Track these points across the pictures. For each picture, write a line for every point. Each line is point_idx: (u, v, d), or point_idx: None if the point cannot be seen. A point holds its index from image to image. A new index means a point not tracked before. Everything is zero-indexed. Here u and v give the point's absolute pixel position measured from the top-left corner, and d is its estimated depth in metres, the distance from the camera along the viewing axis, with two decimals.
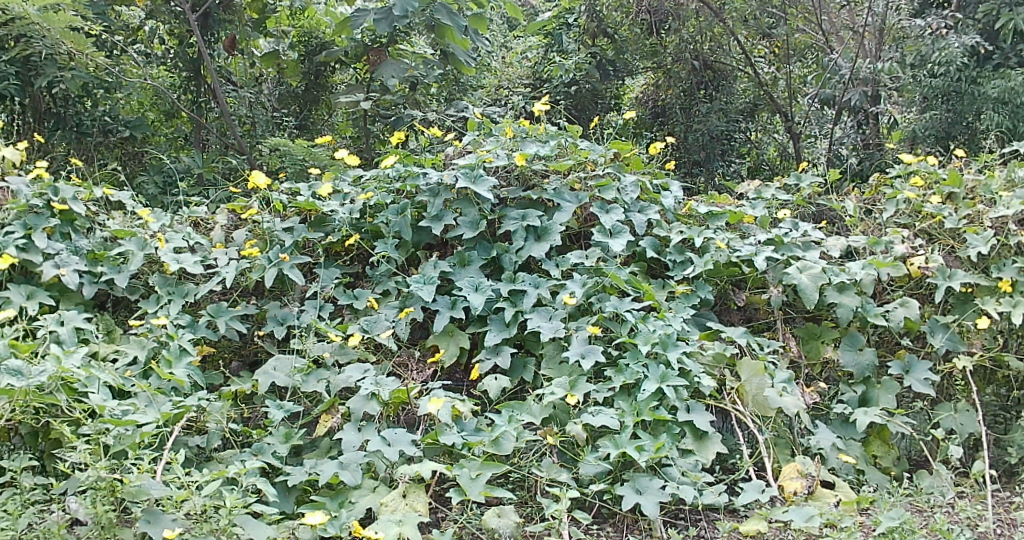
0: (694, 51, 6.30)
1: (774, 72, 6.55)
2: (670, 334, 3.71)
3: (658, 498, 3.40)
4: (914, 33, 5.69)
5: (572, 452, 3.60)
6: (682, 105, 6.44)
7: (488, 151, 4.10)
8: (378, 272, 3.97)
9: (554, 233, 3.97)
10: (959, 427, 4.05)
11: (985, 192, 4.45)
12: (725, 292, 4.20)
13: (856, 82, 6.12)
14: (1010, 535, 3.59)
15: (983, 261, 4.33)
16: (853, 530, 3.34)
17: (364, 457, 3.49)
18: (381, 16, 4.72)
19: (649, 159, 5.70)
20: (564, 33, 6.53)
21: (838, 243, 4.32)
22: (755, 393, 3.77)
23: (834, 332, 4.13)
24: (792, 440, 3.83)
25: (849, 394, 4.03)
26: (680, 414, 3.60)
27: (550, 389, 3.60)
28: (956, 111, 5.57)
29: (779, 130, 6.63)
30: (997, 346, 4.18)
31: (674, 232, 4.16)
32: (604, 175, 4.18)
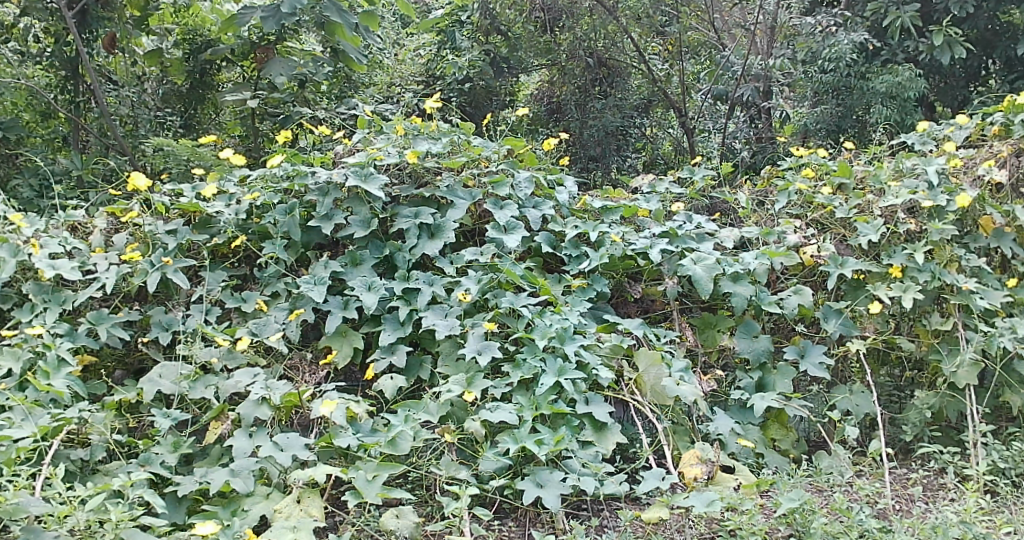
0: (588, 48, 6.40)
1: (668, 69, 6.63)
2: (566, 329, 3.68)
3: (559, 491, 3.38)
4: (805, 30, 6.06)
5: (471, 449, 3.56)
6: (578, 101, 6.51)
7: (378, 148, 4.03)
8: (266, 274, 3.87)
9: (447, 230, 3.91)
10: (854, 408, 4.15)
11: (874, 182, 4.56)
12: (621, 285, 4.22)
13: (748, 79, 6.38)
14: (907, 510, 3.74)
15: (874, 249, 4.44)
16: (755, 513, 3.40)
17: (255, 464, 3.39)
18: (269, 14, 4.64)
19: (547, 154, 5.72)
20: (456, 30, 6.39)
21: (732, 234, 4.32)
22: (653, 383, 3.76)
23: (729, 321, 4.16)
24: (691, 428, 3.82)
25: (746, 380, 4.05)
26: (579, 406, 3.57)
27: (446, 387, 3.54)
28: (845, 105, 5.96)
29: (674, 125, 6.77)
30: (889, 329, 4.32)
31: (569, 227, 4.09)
32: (497, 171, 4.12)
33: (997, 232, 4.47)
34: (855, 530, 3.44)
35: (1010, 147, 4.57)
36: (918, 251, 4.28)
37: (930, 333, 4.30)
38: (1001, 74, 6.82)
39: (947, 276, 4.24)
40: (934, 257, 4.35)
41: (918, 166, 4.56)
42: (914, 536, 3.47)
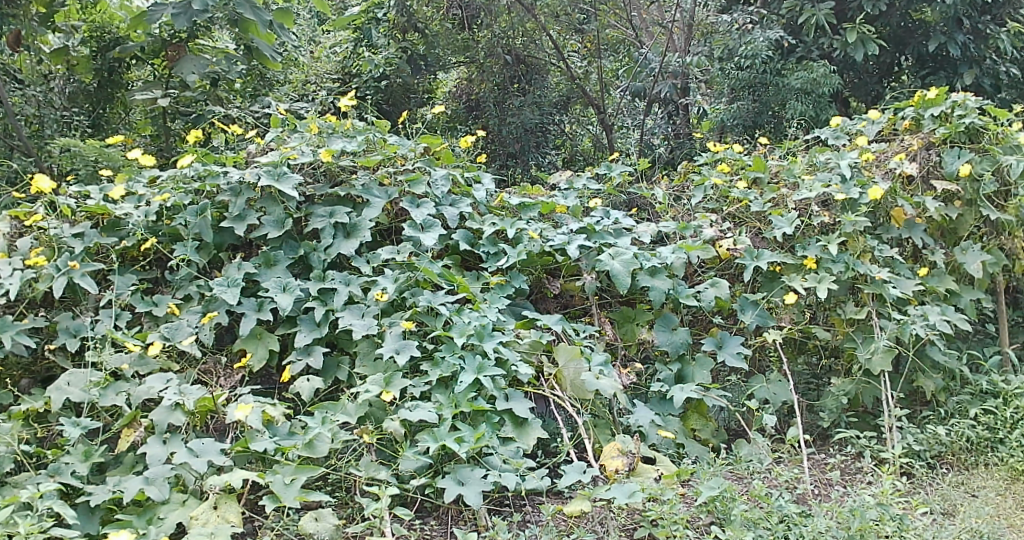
0: (506, 46, 6.41)
1: (587, 66, 6.74)
2: (485, 326, 3.65)
3: (480, 488, 3.36)
4: (722, 28, 6.22)
5: (390, 449, 3.52)
6: (496, 98, 6.49)
7: (292, 147, 3.99)
8: (178, 277, 3.80)
9: (363, 229, 3.89)
10: (772, 396, 4.21)
11: (788, 176, 4.66)
12: (539, 281, 4.17)
13: (666, 75, 6.49)
14: (824, 494, 3.87)
15: (789, 241, 4.52)
16: (675, 503, 3.42)
17: (170, 471, 3.33)
18: (179, 10, 4.55)
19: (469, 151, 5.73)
20: (373, 27, 6.44)
21: (649, 229, 4.35)
22: (573, 377, 3.75)
23: (648, 315, 4.17)
24: (611, 421, 3.84)
25: (665, 373, 4.09)
26: (499, 403, 3.54)
27: (364, 387, 3.52)
28: (762, 101, 6.15)
29: (593, 122, 6.79)
30: (804, 319, 4.39)
31: (487, 224, 4.08)
32: (413, 169, 4.09)
33: (908, 223, 4.61)
34: (774, 516, 3.52)
35: (920, 141, 4.67)
36: (831, 243, 4.36)
37: (845, 322, 4.39)
38: (913, 70, 7.05)
39: (860, 267, 4.33)
40: (848, 248, 4.44)
41: (831, 161, 4.67)
42: (832, 520, 3.54)
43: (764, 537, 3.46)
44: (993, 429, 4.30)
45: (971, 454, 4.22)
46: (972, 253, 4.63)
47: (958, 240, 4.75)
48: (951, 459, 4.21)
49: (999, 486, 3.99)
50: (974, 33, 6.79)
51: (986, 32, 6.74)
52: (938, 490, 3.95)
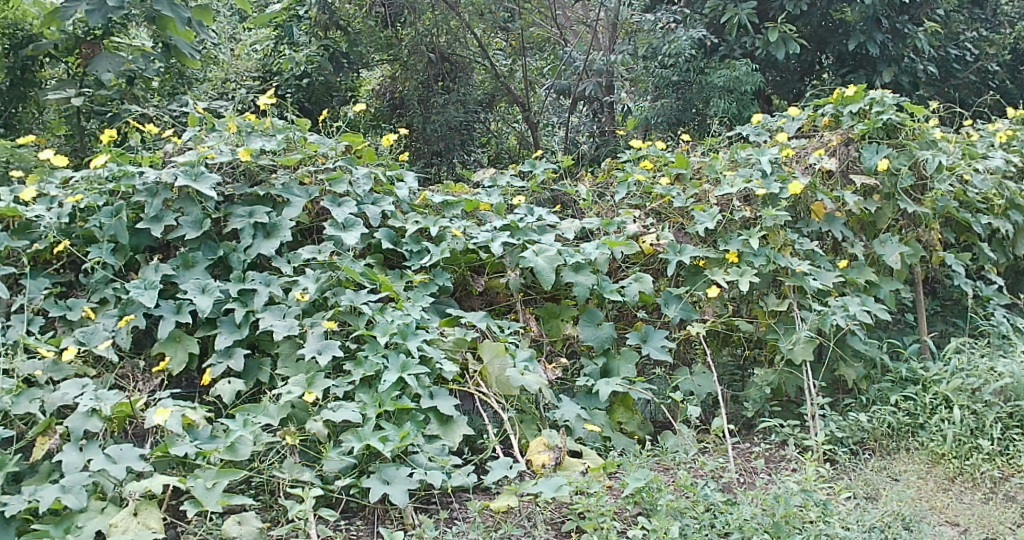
0: (430, 44, 6.47)
1: (510, 64, 6.86)
2: (408, 324, 3.64)
3: (406, 486, 3.34)
4: (646, 27, 6.42)
5: (314, 451, 3.51)
6: (420, 96, 6.54)
7: (209, 146, 3.93)
8: (93, 280, 3.73)
9: (283, 229, 3.85)
10: (697, 388, 4.28)
11: (710, 172, 4.70)
12: (464, 278, 4.17)
13: (591, 74, 6.64)
14: (749, 482, 3.94)
15: (711, 236, 4.57)
16: (601, 495, 3.43)
17: (88, 478, 3.24)
18: (94, 7, 4.44)
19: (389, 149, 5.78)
20: (294, 25, 6.46)
21: (573, 226, 4.36)
22: (498, 374, 3.75)
23: (572, 310, 4.18)
24: (537, 416, 3.82)
25: (591, 367, 4.10)
26: (423, 401, 3.53)
27: (286, 388, 3.48)
28: (685, 99, 6.33)
29: (518, 120, 6.95)
30: (727, 312, 4.45)
31: (410, 223, 4.06)
32: (334, 168, 4.06)
33: (828, 217, 4.69)
34: (700, 505, 3.57)
35: (839, 137, 4.80)
36: (752, 237, 4.41)
37: (767, 314, 4.48)
38: (835, 68, 7.34)
39: (781, 260, 4.39)
40: (769, 242, 4.51)
41: (752, 157, 4.73)
42: (757, 507, 3.58)
43: (690, 526, 3.51)
44: (914, 415, 4.41)
45: (892, 440, 4.32)
46: (890, 245, 4.74)
47: (877, 233, 4.87)
48: (873, 444, 4.32)
49: (920, 470, 4.09)
50: (893, 33, 7.12)
51: (905, 31, 7.06)
52: (861, 475, 4.04)
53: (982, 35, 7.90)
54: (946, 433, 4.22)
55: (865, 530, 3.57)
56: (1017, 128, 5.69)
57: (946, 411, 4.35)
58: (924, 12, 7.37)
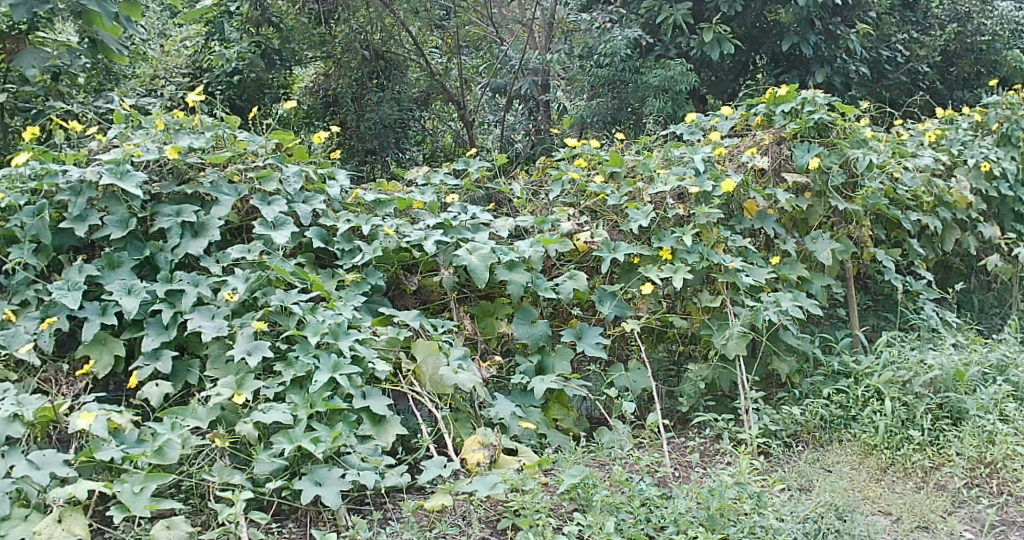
0: (364, 41, 6.57)
1: (446, 62, 6.98)
2: (340, 323, 3.61)
3: (338, 488, 3.32)
4: (582, 27, 6.49)
5: (245, 453, 3.44)
6: (354, 93, 6.66)
7: (135, 144, 3.85)
8: (14, 281, 3.64)
9: (212, 228, 3.79)
10: (631, 384, 4.30)
11: (644, 170, 4.74)
12: (397, 277, 4.14)
13: (526, 72, 6.76)
14: (684, 476, 3.98)
15: (645, 233, 4.59)
16: (536, 492, 3.45)
17: (10, 485, 3.16)
18: (17, 2, 4.35)
19: (316, 148, 5.79)
20: (225, 21, 6.40)
21: (507, 224, 4.35)
22: (432, 373, 3.73)
23: (507, 308, 4.17)
24: (472, 414, 3.82)
25: (525, 365, 4.11)
26: (355, 401, 3.51)
27: (214, 390, 3.42)
28: (621, 98, 6.42)
29: (453, 118, 7.09)
30: (661, 308, 4.46)
31: (341, 221, 4.05)
32: (264, 166, 4.01)
33: (761, 214, 4.76)
34: (635, 499, 3.61)
35: (771, 136, 4.86)
36: (686, 234, 4.44)
37: (700, 310, 4.49)
38: (768, 69, 7.60)
39: (714, 257, 4.43)
40: (702, 239, 4.54)
41: (685, 155, 4.77)
42: (692, 501, 3.62)
43: (626, 521, 3.51)
44: (846, 407, 4.48)
45: (826, 432, 4.39)
46: (822, 241, 4.82)
47: (809, 230, 4.94)
48: (806, 436, 4.39)
49: (853, 461, 4.17)
50: (827, 34, 7.35)
51: (838, 33, 7.30)
52: (795, 467, 4.11)
53: (913, 37, 8.12)
54: (878, 424, 4.30)
55: (799, 522, 3.60)
56: (944, 128, 5.84)
57: (878, 403, 4.43)
58: (857, 15, 7.59)
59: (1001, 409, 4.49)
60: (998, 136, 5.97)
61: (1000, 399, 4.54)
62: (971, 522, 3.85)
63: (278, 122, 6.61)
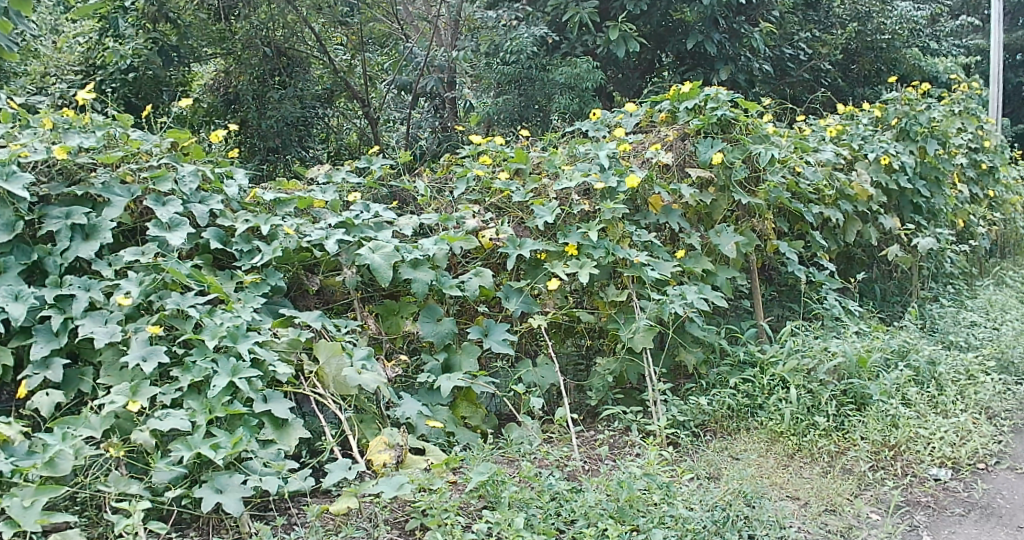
0: (266, 38, 6.54)
1: (350, 59, 6.91)
2: (239, 326, 3.53)
3: (240, 494, 3.25)
4: (489, 25, 6.85)
5: (142, 462, 3.35)
6: (254, 92, 6.61)
7: (22, 144, 3.71)
8: None
9: (104, 230, 3.70)
10: (539, 380, 4.31)
11: (549, 167, 4.75)
12: (297, 277, 4.06)
13: (432, 69, 6.66)
14: (593, 469, 3.99)
15: (551, 229, 4.58)
16: (444, 491, 3.42)
17: None
18: None
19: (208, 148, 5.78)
20: (120, 17, 6.38)
21: (411, 222, 4.29)
22: (335, 374, 3.68)
23: (411, 307, 4.13)
24: (377, 415, 3.77)
25: (431, 363, 4.08)
26: (256, 405, 3.44)
27: (109, 398, 3.32)
28: (527, 95, 6.80)
29: (358, 115, 7.01)
30: (568, 303, 4.48)
31: (240, 221, 3.95)
32: (158, 166, 3.90)
33: (665, 209, 4.82)
34: (544, 494, 3.61)
35: (675, 132, 4.90)
36: (591, 229, 4.45)
37: (607, 304, 4.53)
38: (673, 66, 7.79)
39: (619, 251, 4.45)
40: (608, 234, 4.57)
41: (590, 151, 4.79)
42: (602, 493, 3.63)
43: (536, 516, 3.51)
44: (753, 396, 4.56)
45: (732, 420, 4.46)
46: (726, 235, 4.88)
47: (713, 224, 5.00)
48: (714, 426, 4.44)
49: (760, 449, 4.23)
50: (731, 32, 7.56)
51: (742, 31, 7.53)
52: (703, 456, 4.15)
53: (815, 36, 8.70)
54: (784, 411, 4.38)
55: (708, 509, 3.64)
56: (846, 124, 6.01)
57: (783, 391, 4.52)
58: (760, 13, 7.90)
59: (903, 393, 4.63)
60: (897, 131, 6.18)
61: (902, 383, 4.68)
62: (877, 503, 3.95)
63: (175, 120, 6.66)
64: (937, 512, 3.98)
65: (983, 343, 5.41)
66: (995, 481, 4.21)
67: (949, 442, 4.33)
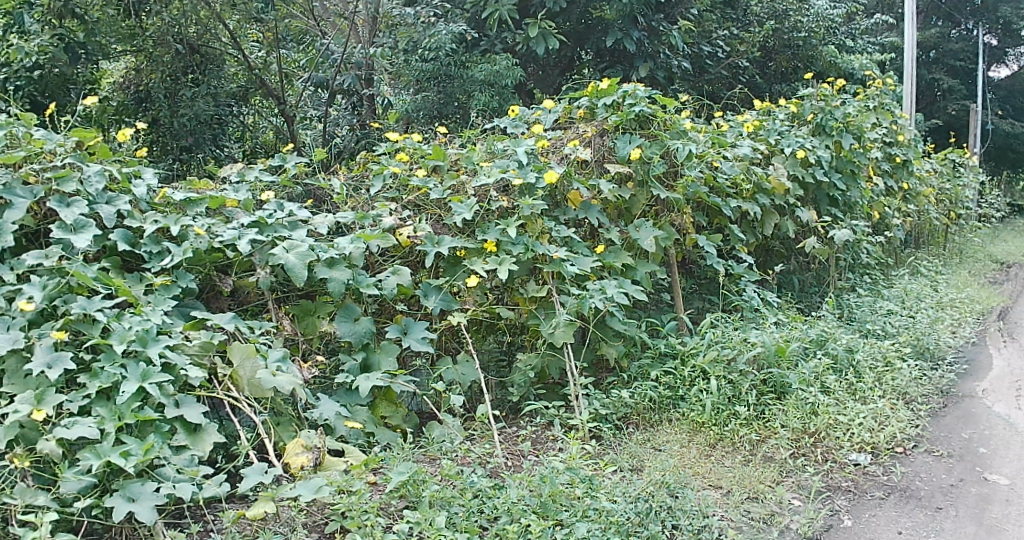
0: (177, 34, 6.39)
1: (265, 56, 6.83)
2: (148, 330, 3.45)
3: (153, 503, 3.17)
4: (406, 21, 6.72)
5: (49, 472, 3.24)
6: (167, 90, 6.52)
7: None
8: None
9: (4, 233, 3.58)
10: (460, 378, 4.29)
11: (467, 163, 4.72)
12: (210, 279, 3.99)
13: (349, 66, 6.60)
14: (517, 465, 3.98)
15: (469, 226, 4.57)
16: (363, 492, 3.40)
17: None
18: None
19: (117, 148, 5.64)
20: (25, 13, 6.16)
21: (326, 220, 4.21)
22: (250, 376, 3.62)
23: (329, 306, 4.08)
24: (294, 418, 3.72)
25: (349, 363, 4.02)
26: (168, 410, 3.36)
27: (12, 407, 3.21)
28: (447, 91, 7.07)
29: (273, 113, 6.96)
30: (488, 300, 4.47)
31: (149, 222, 3.85)
32: (63, 166, 3.79)
33: (585, 205, 4.81)
34: (467, 492, 3.60)
35: (594, 128, 4.93)
36: (510, 226, 4.44)
37: (527, 300, 4.53)
38: (593, 63, 7.86)
39: (539, 247, 4.45)
40: (527, 231, 4.56)
41: (508, 148, 4.79)
42: (524, 489, 3.63)
43: (458, 514, 3.49)
44: (674, 387, 4.60)
45: (654, 413, 4.49)
46: (645, 230, 4.90)
47: (633, 219, 5.04)
48: (636, 418, 4.47)
49: (682, 439, 4.27)
50: (650, 30, 7.74)
51: (660, 29, 7.70)
52: (626, 448, 4.18)
53: (733, 33, 8.89)
54: (705, 402, 4.43)
55: (631, 501, 3.67)
56: (763, 119, 6.11)
57: (704, 383, 4.58)
58: (679, 12, 8.05)
59: (822, 381, 4.74)
60: (813, 126, 6.30)
61: (820, 372, 4.78)
62: (799, 490, 4.02)
63: (82, 118, 6.50)
64: (858, 496, 4.05)
65: (898, 331, 5.56)
66: (913, 465, 4.29)
67: (867, 428, 4.44)
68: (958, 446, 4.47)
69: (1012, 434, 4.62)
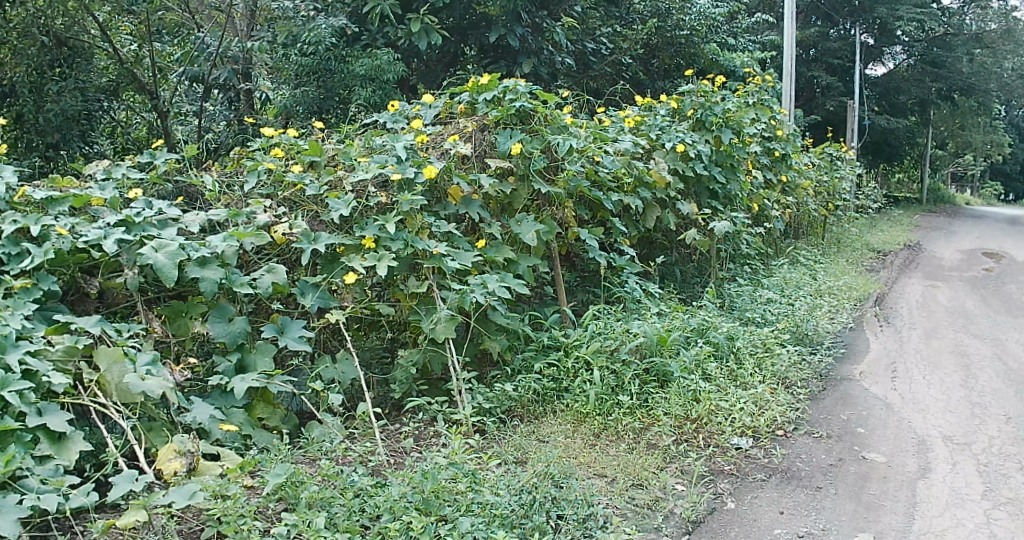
0: (44, 26, 6.23)
1: (137, 49, 6.69)
2: (7, 336, 3.33)
3: (15, 516, 3.02)
4: (285, 15, 6.64)
5: None
6: (31, 85, 6.27)
7: None
8: None
9: None
10: (340, 376, 4.25)
11: (345, 159, 4.66)
12: (75, 282, 3.85)
13: (227, 61, 6.62)
14: (399, 462, 3.95)
15: (347, 223, 4.51)
16: (239, 496, 3.35)
17: None
18: None
19: None
20: None
21: (196, 219, 4.07)
22: (117, 381, 3.50)
23: (201, 307, 3.98)
24: (166, 422, 3.62)
25: (224, 365, 3.94)
26: (30, 419, 3.25)
27: None
28: (327, 87, 6.89)
29: (144, 108, 6.79)
30: (367, 297, 4.42)
31: (7, 222, 3.71)
32: None
33: (465, 200, 4.81)
34: (348, 492, 3.56)
35: (474, 123, 4.96)
36: (388, 222, 4.41)
37: (408, 296, 4.48)
38: (478, 59, 7.86)
39: (418, 243, 4.41)
40: (406, 226, 4.52)
41: (386, 144, 4.74)
42: (406, 486, 3.61)
43: (339, 514, 3.45)
44: (558, 379, 4.65)
45: (538, 405, 4.53)
46: (526, 224, 4.93)
47: (515, 213, 5.07)
48: (520, 411, 4.49)
49: (567, 430, 4.32)
50: (534, 26, 7.82)
51: (543, 26, 7.78)
52: (511, 441, 4.20)
53: (616, 31, 9.09)
54: (588, 393, 4.49)
55: (515, 494, 3.68)
56: (645, 115, 6.19)
57: (587, 373, 4.64)
58: (563, 9, 8.15)
59: (703, 368, 4.86)
60: (692, 122, 6.39)
61: (701, 359, 4.91)
62: (681, 475, 4.11)
63: None
64: (740, 478, 4.17)
65: (777, 319, 5.74)
66: (792, 446, 4.45)
67: (748, 412, 4.58)
68: (838, 427, 4.65)
69: (888, 414, 4.82)
